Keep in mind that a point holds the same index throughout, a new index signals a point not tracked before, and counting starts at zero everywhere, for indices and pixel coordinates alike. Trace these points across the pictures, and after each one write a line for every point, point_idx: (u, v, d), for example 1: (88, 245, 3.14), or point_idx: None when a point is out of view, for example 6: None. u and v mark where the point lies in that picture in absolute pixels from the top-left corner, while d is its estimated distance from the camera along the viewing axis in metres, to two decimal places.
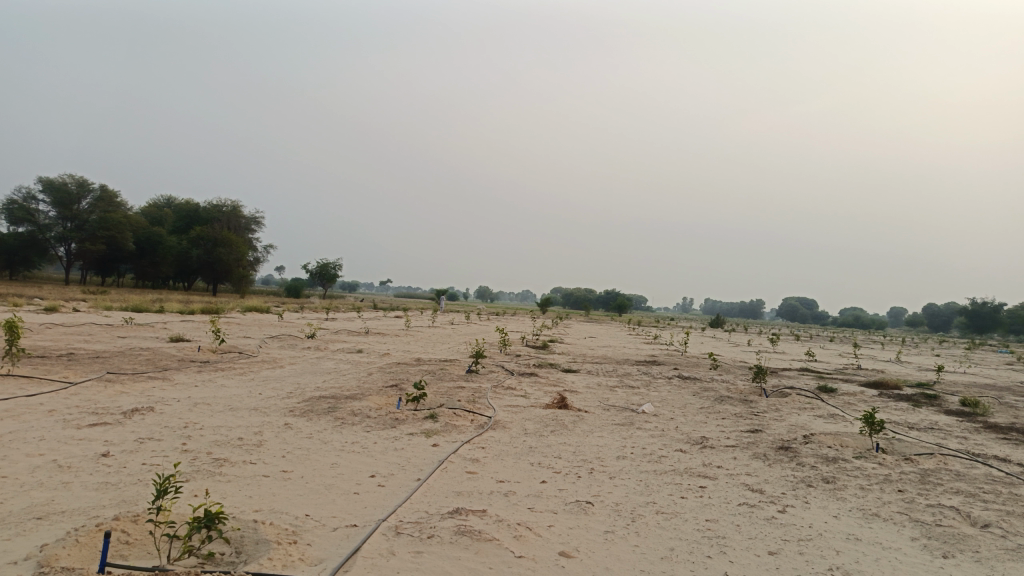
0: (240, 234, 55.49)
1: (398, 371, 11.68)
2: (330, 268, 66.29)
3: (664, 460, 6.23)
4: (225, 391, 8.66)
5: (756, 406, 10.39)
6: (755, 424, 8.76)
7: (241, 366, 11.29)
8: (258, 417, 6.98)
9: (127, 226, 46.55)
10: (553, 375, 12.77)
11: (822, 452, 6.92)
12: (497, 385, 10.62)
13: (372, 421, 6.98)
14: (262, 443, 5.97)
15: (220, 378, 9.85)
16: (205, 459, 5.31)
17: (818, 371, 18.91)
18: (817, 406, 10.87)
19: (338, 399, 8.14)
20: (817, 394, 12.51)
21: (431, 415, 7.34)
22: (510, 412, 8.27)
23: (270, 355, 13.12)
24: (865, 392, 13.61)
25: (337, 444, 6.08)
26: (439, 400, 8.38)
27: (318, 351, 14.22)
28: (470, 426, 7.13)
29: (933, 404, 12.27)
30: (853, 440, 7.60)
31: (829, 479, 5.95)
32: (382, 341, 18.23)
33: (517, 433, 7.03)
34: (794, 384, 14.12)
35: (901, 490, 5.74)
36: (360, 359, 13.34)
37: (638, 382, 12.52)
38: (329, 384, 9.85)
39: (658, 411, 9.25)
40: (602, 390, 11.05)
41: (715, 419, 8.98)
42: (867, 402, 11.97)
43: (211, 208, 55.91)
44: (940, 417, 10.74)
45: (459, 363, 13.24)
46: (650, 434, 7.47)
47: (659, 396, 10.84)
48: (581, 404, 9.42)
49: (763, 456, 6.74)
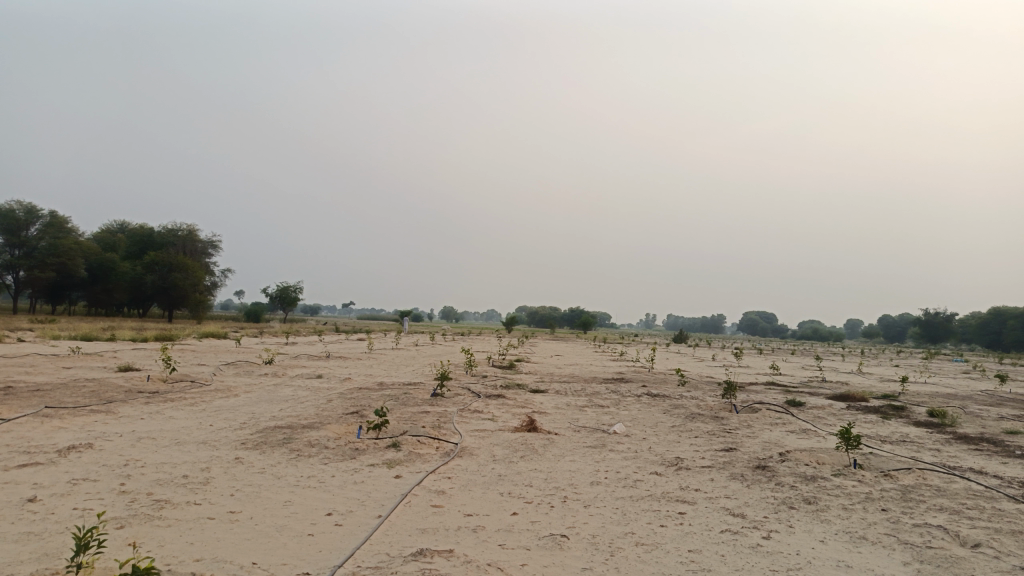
0: (196, 258, 54.20)
1: (359, 396, 11.23)
2: (291, 291, 65.12)
3: (640, 485, 5.94)
4: (173, 423, 8.15)
5: (728, 423, 10.19)
6: (729, 442, 8.54)
7: (193, 396, 10.73)
8: (206, 451, 6.51)
9: (78, 252, 45.08)
10: (520, 396, 12.44)
11: (800, 471, 6.71)
12: (463, 409, 10.25)
13: (330, 452, 6.56)
14: (209, 480, 5.51)
15: (170, 410, 9.30)
16: (145, 501, 4.86)
17: (785, 384, 18.88)
18: (788, 422, 10.72)
19: (294, 428, 7.69)
20: (787, 409, 12.38)
21: (393, 444, 6.95)
22: (477, 438, 7.91)
23: (224, 383, 12.54)
24: (834, 405, 13.55)
25: (292, 479, 5.66)
26: (402, 427, 7.99)
27: (276, 378, 13.66)
28: (435, 454, 6.76)
29: (902, 416, 12.23)
30: (829, 457, 7.41)
31: (811, 500, 5.72)
32: (343, 365, 17.68)
33: (484, 460, 6.68)
34: (764, 398, 14.01)
35: (885, 510, 5.53)
36: (320, 385, 12.85)
37: (607, 401, 12.25)
38: (286, 412, 9.38)
39: (630, 432, 8.98)
40: (571, 411, 10.74)
41: (688, 438, 8.73)
42: (836, 416, 11.88)
43: (166, 233, 54.56)
44: (910, 429, 10.66)
45: (423, 386, 12.82)
46: (624, 457, 7.18)
47: (630, 415, 10.58)
48: (550, 426, 9.10)
49: (740, 476, 6.51)
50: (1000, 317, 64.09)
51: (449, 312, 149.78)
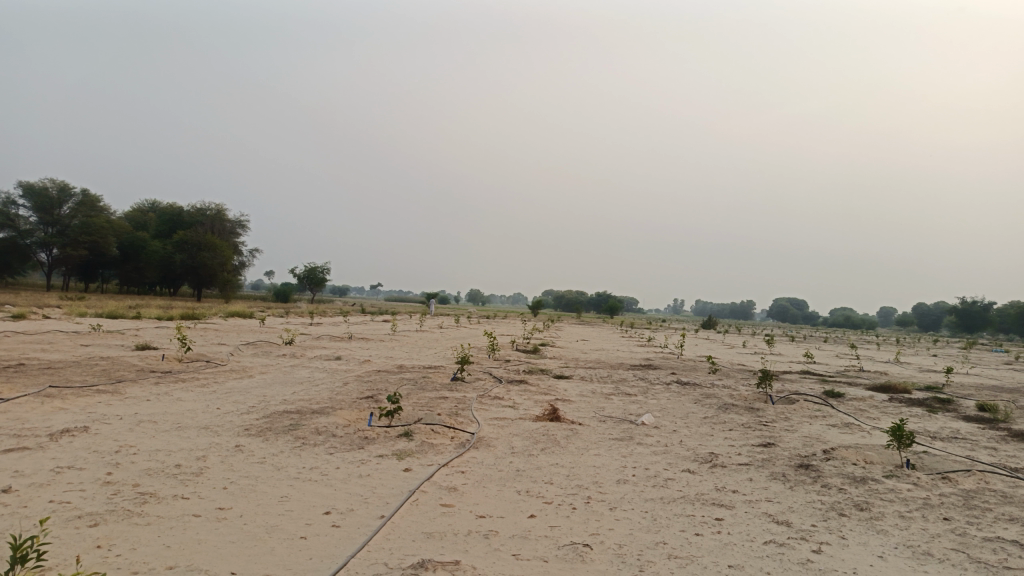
0: (225, 238, 54.44)
1: (375, 380, 10.81)
2: (318, 272, 65.26)
3: (672, 485, 5.40)
4: (178, 406, 7.78)
5: (764, 414, 9.58)
6: (766, 437, 7.94)
7: (206, 377, 10.38)
8: (206, 437, 6.11)
9: (110, 230, 45.49)
10: (544, 382, 11.92)
11: (848, 471, 6.11)
12: (484, 395, 9.77)
13: (337, 441, 6.12)
14: (202, 471, 5.10)
15: (179, 391, 8.95)
16: (128, 494, 4.45)
17: (820, 373, 18.14)
18: (828, 414, 10.08)
19: (303, 414, 7.27)
20: (826, 400, 11.69)
21: (405, 433, 6.48)
22: (496, 427, 7.42)
23: (240, 363, 12.21)
24: (875, 397, 12.85)
25: (293, 471, 5.23)
26: (417, 413, 7.54)
27: (294, 359, 13.30)
28: (449, 445, 6.30)
29: (950, 410, 11.50)
30: (877, 455, 6.81)
31: (862, 507, 5.15)
32: (364, 347, 17.31)
33: (501, 452, 6.19)
34: (799, 389, 13.34)
35: (948, 520, 4.93)
36: (337, 367, 12.47)
37: (635, 389, 11.68)
38: (298, 396, 8.98)
39: (659, 423, 8.43)
40: (597, 399, 10.21)
41: (722, 431, 8.16)
42: (879, 409, 11.20)
43: (195, 212, 54.84)
44: (960, 424, 9.97)
45: (444, 370, 12.39)
46: (653, 451, 6.66)
47: (659, 404, 10.03)
48: (574, 415, 8.60)
49: (782, 476, 5.93)
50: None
51: (476, 294, 149.65)
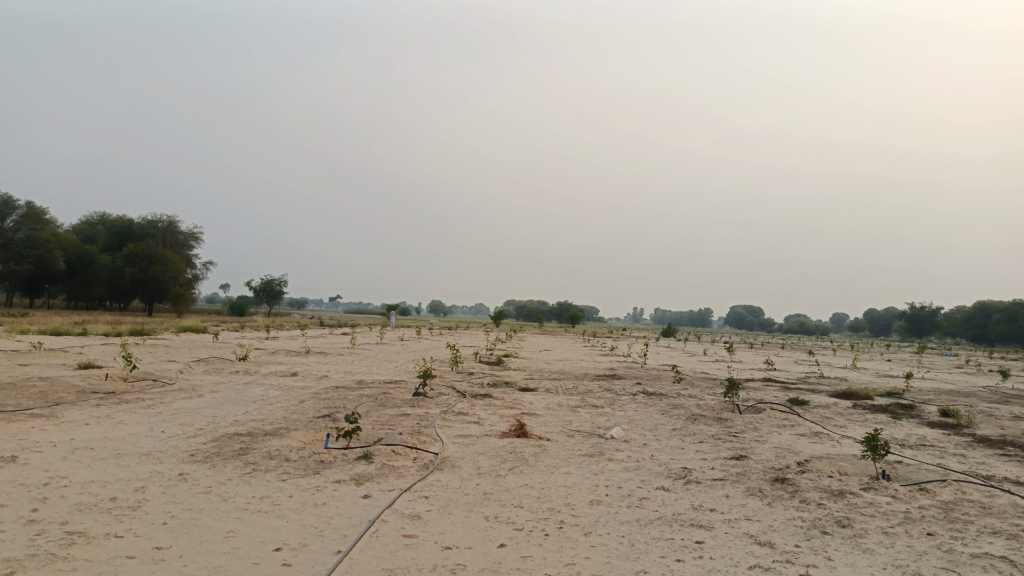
0: (177, 251, 52.97)
1: (334, 397, 10.36)
2: (276, 285, 63.98)
3: (647, 505, 5.14)
4: (120, 431, 7.27)
5: (733, 425, 9.41)
6: (738, 449, 7.75)
7: (152, 397, 9.82)
8: (147, 466, 5.65)
9: (56, 244, 43.89)
10: (508, 395, 11.60)
11: (824, 485, 5.92)
12: (447, 411, 9.41)
13: (290, 466, 5.73)
14: (141, 505, 4.66)
15: (121, 413, 8.39)
16: (54, 534, 4.00)
17: (783, 380, 18.18)
18: (796, 423, 9.96)
19: (254, 436, 6.83)
20: (792, 408, 11.59)
21: (364, 455, 6.11)
22: (460, 446, 7.08)
23: (190, 382, 11.63)
24: (840, 404, 12.83)
25: (242, 503, 4.82)
26: (377, 433, 7.15)
27: (248, 376, 12.75)
28: (411, 467, 5.95)
29: (914, 416, 11.51)
30: (852, 467, 6.66)
31: (844, 523, 4.95)
32: (322, 361, 16.76)
33: (467, 474, 5.86)
34: (765, 397, 13.27)
35: (932, 535, 4.76)
36: (294, 384, 11.97)
37: (602, 401, 11.43)
38: (250, 416, 8.50)
39: (628, 436, 8.19)
40: (564, 412, 9.92)
41: (693, 444, 7.95)
42: (845, 416, 11.14)
43: (146, 225, 53.26)
44: (926, 430, 9.94)
45: (405, 385, 12.00)
46: (625, 468, 6.39)
47: (627, 416, 9.80)
48: (541, 430, 8.31)
49: (759, 492, 5.72)
50: (986, 311, 64.14)
51: (437, 305, 148.57)
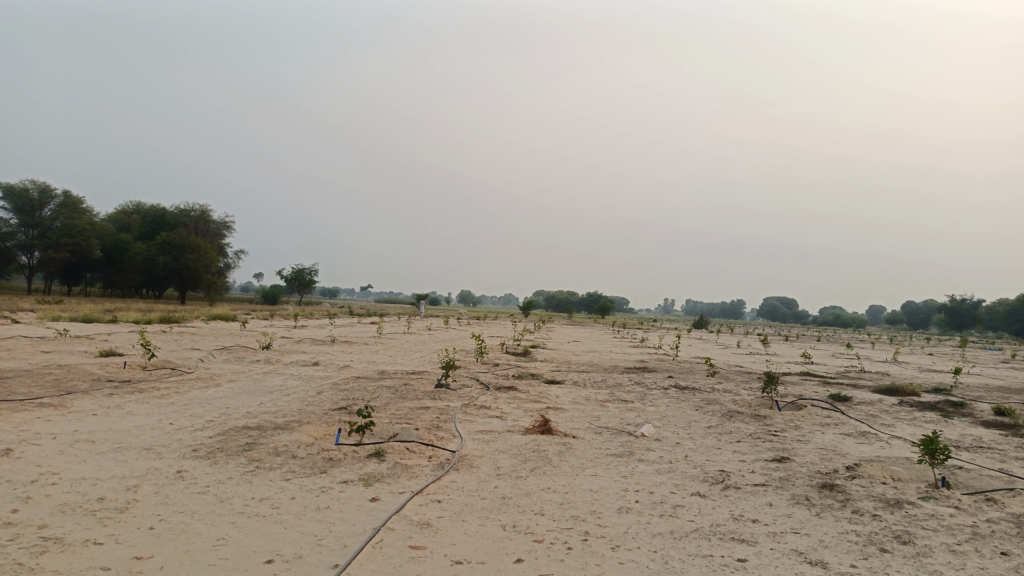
0: (209, 240, 53.33)
1: (353, 388, 10.00)
2: (306, 273, 64.24)
3: (682, 515, 4.65)
4: (126, 422, 6.96)
5: (772, 423, 8.84)
6: (779, 450, 7.21)
7: (167, 386, 9.54)
8: (147, 462, 5.31)
9: (92, 232, 44.40)
10: (534, 388, 11.12)
11: (878, 493, 5.38)
12: (469, 404, 8.99)
13: (296, 465, 5.35)
14: (130, 506, 4.31)
15: (132, 403, 8.10)
16: (27, 540, 3.65)
17: (821, 375, 17.45)
18: (840, 422, 9.35)
19: (263, 430, 6.47)
20: (833, 405, 10.94)
21: (376, 453, 5.71)
22: (480, 443, 6.65)
23: (209, 371, 11.35)
24: (884, 401, 12.16)
25: (240, 506, 4.45)
26: (392, 428, 6.74)
27: (268, 365, 12.45)
28: (426, 466, 5.53)
29: (966, 414, 10.80)
30: (906, 473, 6.09)
31: (904, 539, 4.41)
32: (345, 351, 16.44)
33: (485, 475, 5.42)
34: (804, 392, 12.63)
35: (1006, 555, 4.20)
36: (314, 374, 11.64)
37: (632, 396, 10.90)
38: (263, 407, 8.16)
39: (660, 434, 7.70)
40: (592, 407, 9.43)
41: (730, 443, 7.42)
42: (892, 414, 10.48)
43: (178, 214, 53.67)
44: (981, 431, 9.27)
45: (428, 376, 11.61)
46: (657, 470, 5.90)
47: (658, 412, 9.29)
48: (567, 426, 7.84)
49: (805, 500, 5.20)
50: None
51: (466, 296, 148.73)
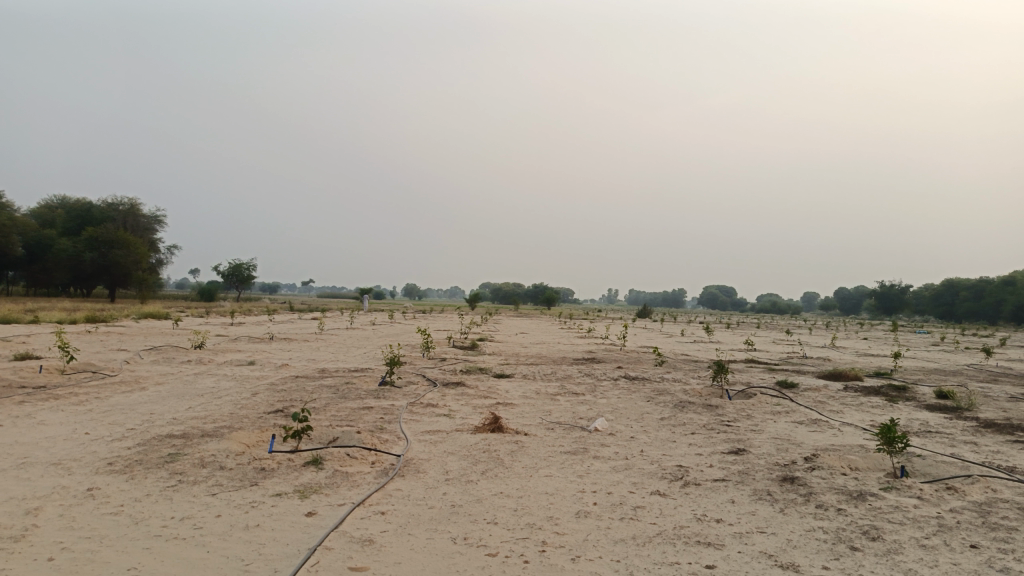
0: (139, 235, 51.14)
1: (291, 389, 9.48)
2: (245, 269, 62.38)
3: (643, 517, 4.38)
4: (35, 433, 6.34)
5: (724, 413, 8.70)
6: (734, 441, 7.04)
7: (87, 392, 8.84)
8: (55, 479, 4.77)
9: (13, 229, 42.04)
10: (482, 382, 10.78)
11: (840, 485, 5.22)
12: (414, 402, 8.58)
13: (224, 477, 4.88)
14: (28, 533, 3.80)
15: (45, 411, 7.43)
16: None
17: (766, 361, 17.59)
18: (791, 409, 9.29)
19: (190, 438, 5.96)
20: (783, 393, 10.93)
21: (313, 460, 5.28)
22: (427, 444, 6.26)
23: (135, 374, 10.64)
24: (830, 386, 12.23)
25: (157, 528, 3.97)
26: (332, 432, 6.31)
27: (201, 366, 11.77)
28: (368, 472, 5.13)
29: (910, 399, 10.91)
30: (863, 462, 5.97)
31: (873, 535, 4.23)
32: (285, 349, 15.76)
33: (433, 480, 5.06)
34: (752, 380, 12.62)
35: (977, 548, 4.05)
36: (250, 374, 11.04)
37: (582, 388, 10.65)
38: (192, 412, 7.60)
39: (613, 428, 7.45)
40: (543, 402, 9.13)
41: (685, 436, 7.22)
42: (840, 400, 10.51)
43: (105, 208, 51.27)
44: (927, 415, 9.34)
45: (371, 374, 11.14)
46: (614, 468, 5.63)
47: (610, 405, 9.06)
48: (519, 423, 7.52)
49: (767, 495, 4.99)
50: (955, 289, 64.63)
51: (411, 290, 147.49)
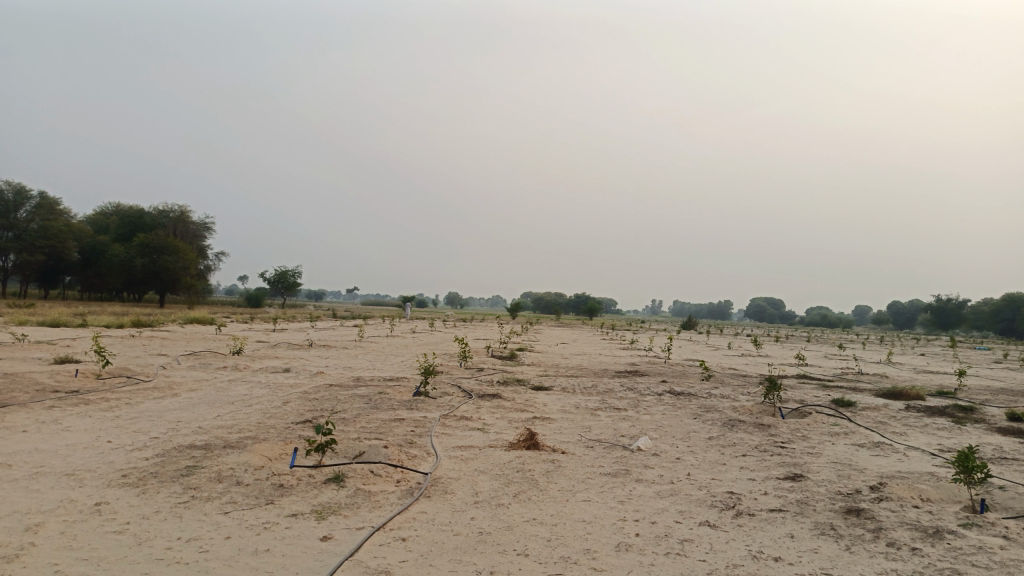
0: (189, 242, 52.20)
1: (323, 398, 9.23)
2: (290, 276, 63.18)
3: (691, 554, 3.92)
4: (56, 440, 6.16)
5: (777, 433, 8.13)
6: (790, 465, 6.50)
7: (118, 397, 8.72)
8: (65, 492, 4.53)
9: (69, 235, 43.13)
10: (519, 395, 10.39)
11: (913, 519, 4.68)
12: (448, 415, 8.23)
13: (239, 494, 4.57)
14: (23, 552, 3.53)
15: (72, 417, 7.29)
16: None
17: (818, 377, 16.79)
18: (849, 430, 8.66)
19: (211, 450, 5.69)
20: (839, 412, 10.27)
21: (335, 477, 4.96)
22: (457, 462, 5.89)
23: (169, 380, 10.52)
24: (890, 406, 11.49)
25: (161, 551, 3.67)
26: (359, 445, 5.99)
27: (236, 372, 11.64)
28: (392, 492, 4.78)
29: (979, 421, 10.14)
30: (937, 493, 5.39)
31: None
32: (322, 356, 15.61)
33: (461, 503, 4.68)
34: (805, 397, 11.94)
35: None
36: (284, 382, 10.84)
37: (624, 403, 10.16)
38: (219, 420, 7.37)
39: (656, 447, 6.98)
40: (582, 417, 8.69)
41: (736, 458, 6.71)
42: (901, 421, 9.82)
43: (157, 215, 52.50)
44: (1000, 440, 8.62)
45: (406, 384, 10.85)
46: (658, 494, 5.17)
47: (653, 422, 8.57)
48: (556, 440, 7.10)
49: (830, 530, 4.48)
50: (1017, 304, 61.88)
51: (454, 299, 148.14)
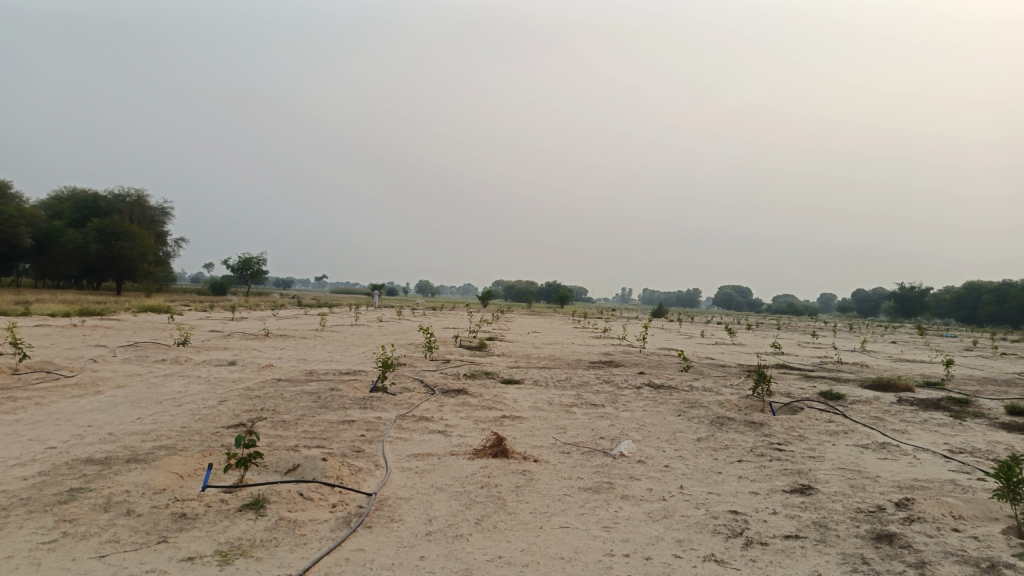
0: (146, 228, 50.33)
1: (266, 395, 8.22)
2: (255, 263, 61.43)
3: None
4: None
5: (772, 433, 7.33)
6: (792, 473, 5.68)
7: (27, 397, 7.62)
8: None
9: (20, 220, 41.03)
10: (487, 390, 9.49)
11: (958, 548, 3.87)
12: (405, 415, 7.27)
13: (127, 529, 3.60)
14: None
15: None
16: None
17: (798, 367, 16.13)
18: (849, 428, 7.90)
19: (109, 467, 4.68)
20: (832, 406, 9.53)
21: (256, 502, 4.01)
22: (411, 476, 4.95)
23: (96, 375, 9.42)
24: (882, 398, 10.78)
25: None
26: (293, 457, 5.03)
27: (174, 366, 10.54)
28: (322, 522, 3.84)
29: (979, 415, 9.46)
30: (970, 510, 4.61)
31: None
32: (276, 347, 14.53)
33: (409, 535, 3.76)
34: (791, 390, 11.20)
35: None
36: (226, 376, 9.79)
37: (602, 399, 9.30)
38: (138, 424, 6.36)
39: (640, 452, 6.13)
40: (557, 416, 7.80)
41: (732, 466, 5.86)
42: (899, 417, 9.10)
43: (113, 199, 50.48)
44: (1008, 438, 7.91)
45: (363, 378, 9.88)
46: (649, 518, 4.28)
47: (635, 421, 7.72)
48: (528, 445, 6.20)
49: (863, 565, 3.66)
50: (979, 292, 62.54)
51: (424, 286, 146.87)
